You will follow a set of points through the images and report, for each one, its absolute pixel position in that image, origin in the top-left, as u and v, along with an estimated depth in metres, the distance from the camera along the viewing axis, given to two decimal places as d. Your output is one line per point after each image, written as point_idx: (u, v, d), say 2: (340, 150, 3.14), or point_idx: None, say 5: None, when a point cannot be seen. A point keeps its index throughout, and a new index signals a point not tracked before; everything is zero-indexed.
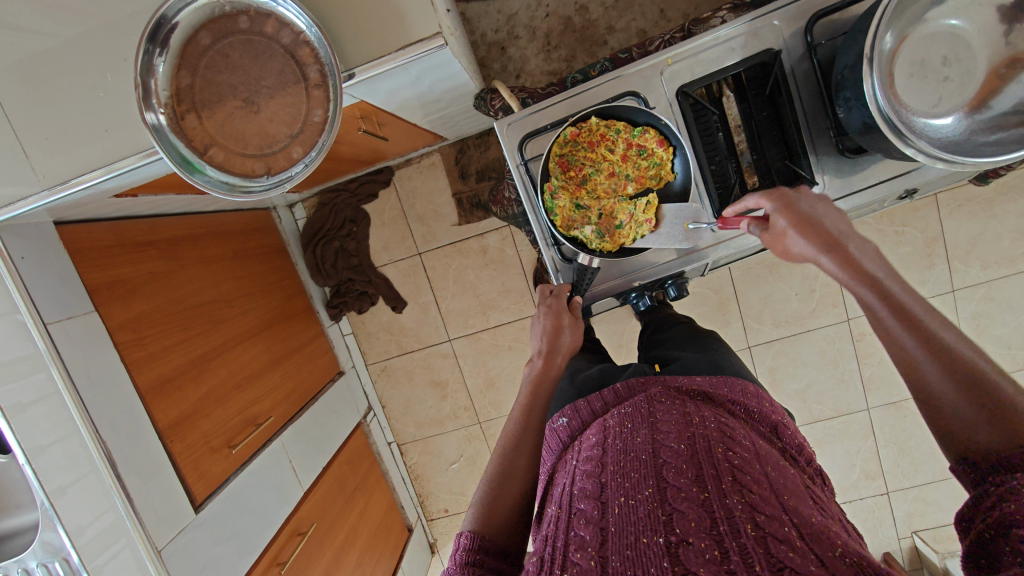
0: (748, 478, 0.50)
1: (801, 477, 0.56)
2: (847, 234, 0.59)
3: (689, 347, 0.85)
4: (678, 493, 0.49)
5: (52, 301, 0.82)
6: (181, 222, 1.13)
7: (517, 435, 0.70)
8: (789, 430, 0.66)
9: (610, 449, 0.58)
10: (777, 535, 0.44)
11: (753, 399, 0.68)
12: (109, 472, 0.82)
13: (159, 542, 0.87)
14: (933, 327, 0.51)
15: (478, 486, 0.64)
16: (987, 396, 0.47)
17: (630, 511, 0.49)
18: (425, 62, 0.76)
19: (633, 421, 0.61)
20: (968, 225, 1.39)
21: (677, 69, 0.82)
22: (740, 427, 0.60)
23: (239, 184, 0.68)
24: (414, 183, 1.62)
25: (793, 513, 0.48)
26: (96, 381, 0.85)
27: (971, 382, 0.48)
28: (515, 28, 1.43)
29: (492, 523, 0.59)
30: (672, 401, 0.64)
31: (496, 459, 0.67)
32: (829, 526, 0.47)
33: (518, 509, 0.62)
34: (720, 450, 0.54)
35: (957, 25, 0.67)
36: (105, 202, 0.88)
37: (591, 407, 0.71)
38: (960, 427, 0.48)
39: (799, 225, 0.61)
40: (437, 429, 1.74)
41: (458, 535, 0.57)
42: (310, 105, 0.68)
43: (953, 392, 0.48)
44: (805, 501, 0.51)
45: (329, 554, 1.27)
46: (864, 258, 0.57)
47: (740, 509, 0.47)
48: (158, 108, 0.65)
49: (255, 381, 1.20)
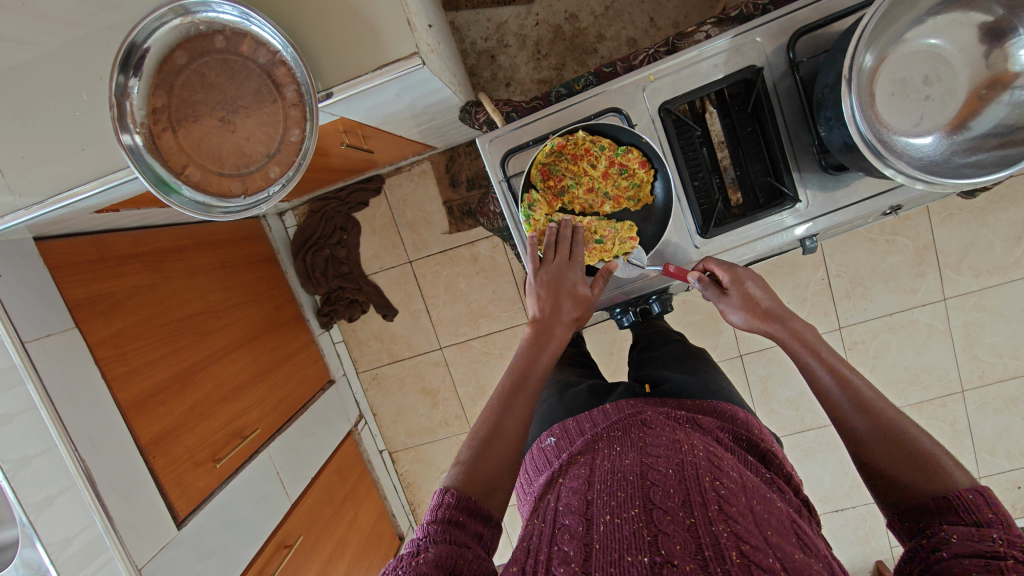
0: (734, 507, 0.49)
1: (789, 512, 0.53)
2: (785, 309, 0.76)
3: (677, 367, 0.84)
4: (665, 517, 0.48)
5: (29, 318, 0.81)
6: (166, 233, 1.12)
7: (508, 397, 0.70)
8: (777, 459, 0.64)
9: (597, 470, 0.57)
10: (762, 565, 0.42)
11: (742, 428, 0.67)
12: (87, 490, 0.82)
13: (139, 560, 0.86)
14: (858, 385, 0.65)
15: (463, 443, 0.64)
16: (909, 444, 0.58)
17: (615, 529, 0.48)
18: (405, 80, 0.76)
19: (623, 445, 0.60)
20: (959, 234, 1.39)
21: (659, 85, 0.81)
22: (729, 457, 0.58)
23: (215, 204, 0.68)
24: (404, 192, 1.62)
25: (777, 546, 0.45)
26: (75, 397, 0.84)
27: (891, 431, 0.60)
28: (505, 37, 1.42)
29: (473, 478, 0.60)
30: (663, 427, 0.62)
31: (485, 415, 0.68)
32: (813, 565, 0.44)
33: (505, 468, 0.63)
34: (707, 479, 0.52)
35: (937, 44, 0.67)
36: (86, 217, 0.87)
37: (580, 428, 0.71)
38: (897, 486, 0.58)
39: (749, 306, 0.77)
40: (429, 437, 1.73)
41: (440, 492, 0.57)
42: (287, 124, 0.68)
43: (885, 449, 0.59)
44: (790, 536, 0.48)
45: (316, 566, 1.26)
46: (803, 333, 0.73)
47: (727, 537, 0.45)
48: (133, 129, 0.65)
49: (242, 393, 1.20)
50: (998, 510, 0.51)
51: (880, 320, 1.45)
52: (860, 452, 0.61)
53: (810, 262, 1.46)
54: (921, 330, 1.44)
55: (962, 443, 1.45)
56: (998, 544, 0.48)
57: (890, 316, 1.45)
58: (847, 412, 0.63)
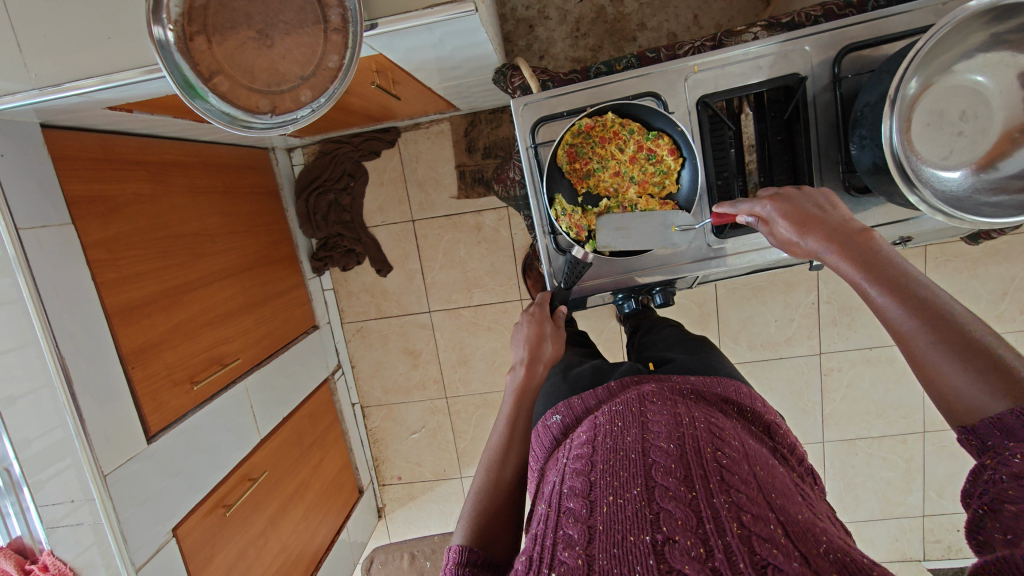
0: (735, 478, 0.50)
1: (792, 477, 0.56)
2: (853, 225, 0.61)
3: (679, 348, 0.86)
4: (666, 493, 0.49)
5: (28, 205, 0.79)
6: (172, 147, 1.09)
7: (504, 445, 0.69)
8: (782, 430, 0.66)
9: (599, 448, 0.56)
10: (762, 535, 0.44)
11: (745, 400, 0.68)
12: (63, 389, 0.81)
13: (105, 467, 0.86)
14: (931, 302, 0.51)
15: (465, 501, 0.63)
16: (988, 359, 0.46)
17: (618, 509, 0.48)
18: (450, 26, 0.75)
19: (624, 418, 0.60)
20: (951, 281, 1.41)
21: (701, 78, 0.81)
22: (730, 425, 0.59)
23: (241, 118, 0.66)
24: (419, 148, 1.59)
25: (780, 511, 0.47)
26: (64, 295, 0.82)
27: (966, 349, 0.48)
28: (546, 8, 1.40)
29: (483, 531, 0.59)
30: (664, 401, 0.62)
31: (482, 471, 0.66)
32: (816, 525, 0.47)
33: (510, 518, 0.62)
34: (709, 450, 0.53)
35: (981, 82, 0.67)
36: (98, 113, 0.84)
37: (584, 405, 0.71)
38: (966, 407, 0.47)
39: (802, 225, 0.64)
40: (403, 397, 1.74)
41: (448, 548, 0.57)
42: (327, 49, 0.66)
43: (959, 373, 0.47)
44: (794, 499, 0.51)
45: (277, 502, 1.26)
46: (872, 245, 0.58)
47: (726, 509, 0.46)
48: (167, 24, 0.63)
49: (227, 321, 1.18)
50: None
51: (859, 351, 1.48)
52: (929, 380, 0.50)
53: (804, 284, 1.47)
54: (897, 368, 1.47)
55: (914, 480, 1.51)
56: None
57: (870, 349, 1.48)
58: (909, 332, 0.51)
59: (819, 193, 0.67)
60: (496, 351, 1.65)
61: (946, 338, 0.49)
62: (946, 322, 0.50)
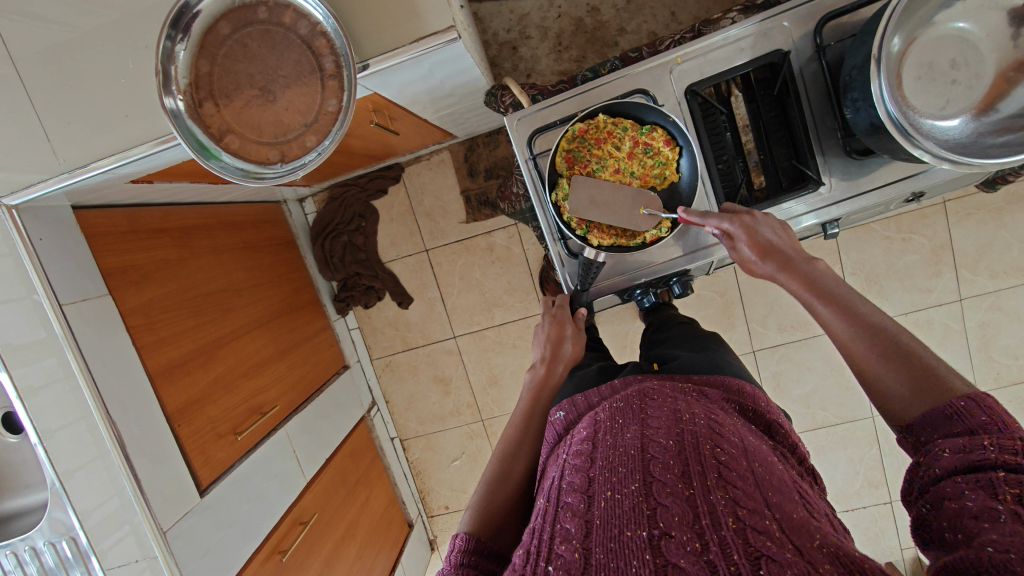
0: (733, 473, 0.50)
1: (791, 474, 0.55)
2: (803, 254, 0.70)
3: (686, 346, 0.87)
4: (664, 488, 0.49)
5: (68, 282, 0.84)
6: (194, 211, 1.14)
7: (516, 441, 0.70)
8: (783, 429, 0.66)
9: (600, 445, 0.56)
10: (757, 528, 0.44)
11: (749, 399, 0.69)
12: (117, 454, 0.84)
13: (165, 523, 0.89)
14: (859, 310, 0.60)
15: (474, 490, 0.64)
16: (909, 360, 0.54)
17: (617, 504, 0.48)
18: (437, 56, 0.78)
19: (624, 416, 0.60)
20: (977, 234, 1.38)
21: (687, 68, 0.83)
22: (730, 422, 0.59)
23: (254, 171, 0.70)
24: (423, 180, 1.63)
25: (776, 507, 0.47)
26: (109, 363, 0.86)
27: (893, 350, 0.55)
28: (527, 28, 1.44)
29: (489, 524, 0.58)
30: (664, 399, 0.63)
31: (494, 464, 0.67)
32: (811, 521, 0.46)
33: (510, 512, 0.61)
34: (708, 446, 0.53)
35: (965, 28, 0.67)
36: (122, 187, 0.89)
37: (588, 402, 0.71)
38: (902, 405, 0.52)
39: (762, 249, 0.72)
40: (440, 425, 1.75)
41: (453, 535, 0.56)
42: (325, 94, 0.70)
43: (890, 372, 0.54)
44: (792, 496, 0.50)
45: (330, 544, 1.27)
46: (817, 269, 0.67)
47: (723, 504, 0.46)
48: (177, 94, 0.67)
49: (261, 370, 1.21)
50: (992, 410, 0.46)
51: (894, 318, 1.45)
52: (875, 389, 0.55)
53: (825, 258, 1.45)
54: (937, 330, 1.43)
55: None
56: (991, 452, 0.43)
57: (905, 315, 1.44)
58: (849, 341, 0.59)
59: (778, 222, 0.74)
60: (525, 367, 1.65)
61: (878, 345, 0.56)
62: (877, 330, 0.58)
